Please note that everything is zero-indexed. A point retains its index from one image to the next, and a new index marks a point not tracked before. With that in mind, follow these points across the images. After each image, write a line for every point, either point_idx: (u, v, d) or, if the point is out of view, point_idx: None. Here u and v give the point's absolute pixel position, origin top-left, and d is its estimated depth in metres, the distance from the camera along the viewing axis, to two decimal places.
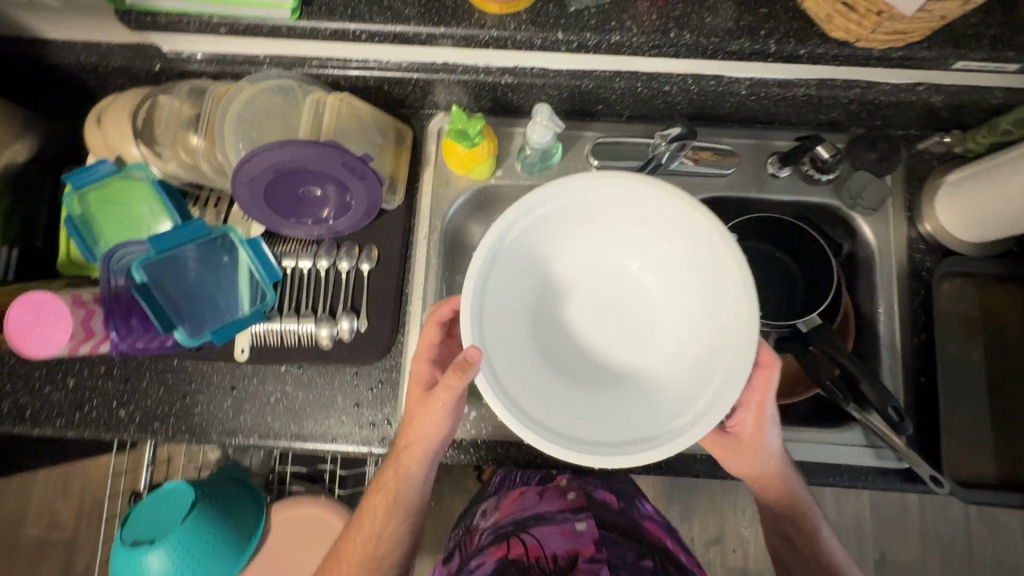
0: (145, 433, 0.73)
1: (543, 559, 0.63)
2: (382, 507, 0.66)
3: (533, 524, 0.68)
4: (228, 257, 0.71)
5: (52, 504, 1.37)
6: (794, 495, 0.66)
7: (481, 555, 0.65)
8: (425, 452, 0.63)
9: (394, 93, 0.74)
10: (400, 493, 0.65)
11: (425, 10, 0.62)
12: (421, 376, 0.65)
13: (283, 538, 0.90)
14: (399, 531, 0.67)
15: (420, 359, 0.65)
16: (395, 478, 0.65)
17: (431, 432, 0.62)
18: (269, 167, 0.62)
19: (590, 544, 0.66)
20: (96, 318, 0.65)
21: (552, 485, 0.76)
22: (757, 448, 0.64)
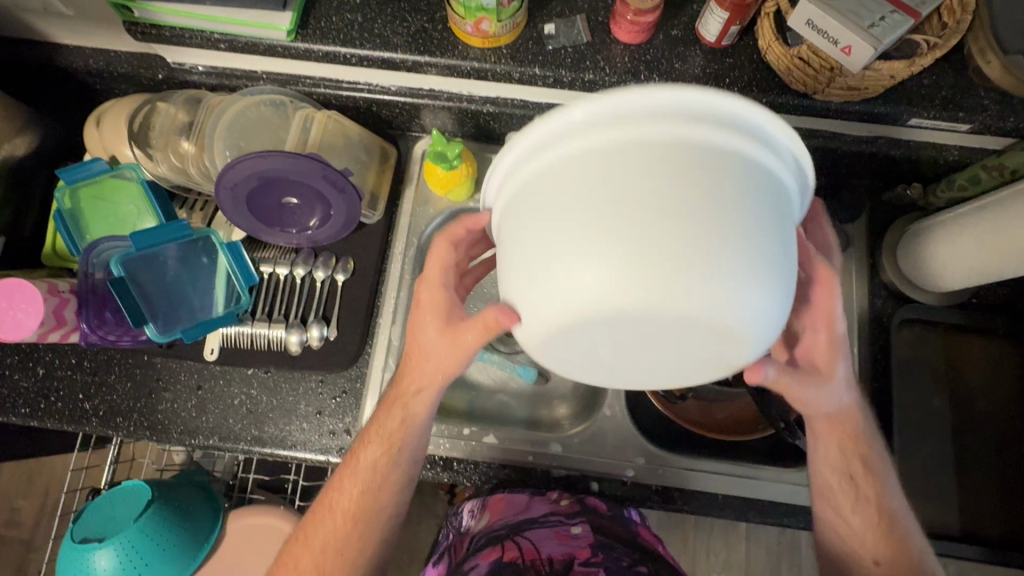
0: (107, 427, 0.74)
1: (537, 561, 0.60)
2: (376, 457, 0.60)
3: (527, 526, 0.66)
4: (207, 259, 0.74)
5: (14, 500, 1.37)
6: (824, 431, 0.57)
7: (475, 557, 0.64)
8: (427, 400, 0.58)
9: (383, 114, 0.78)
10: (404, 433, 0.60)
11: (412, 39, 0.66)
12: (433, 305, 0.55)
13: (234, 549, 0.88)
14: (394, 492, 0.61)
15: (428, 283, 0.55)
16: (396, 425, 0.60)
17: (447, 371, 0.56)
18: (252, 174, 0.65)
19: (585, 548, 0.63)
20: (69, 307, 0.67)
21: (543, 495, 0.72)
22: (834, 379, 0.55)
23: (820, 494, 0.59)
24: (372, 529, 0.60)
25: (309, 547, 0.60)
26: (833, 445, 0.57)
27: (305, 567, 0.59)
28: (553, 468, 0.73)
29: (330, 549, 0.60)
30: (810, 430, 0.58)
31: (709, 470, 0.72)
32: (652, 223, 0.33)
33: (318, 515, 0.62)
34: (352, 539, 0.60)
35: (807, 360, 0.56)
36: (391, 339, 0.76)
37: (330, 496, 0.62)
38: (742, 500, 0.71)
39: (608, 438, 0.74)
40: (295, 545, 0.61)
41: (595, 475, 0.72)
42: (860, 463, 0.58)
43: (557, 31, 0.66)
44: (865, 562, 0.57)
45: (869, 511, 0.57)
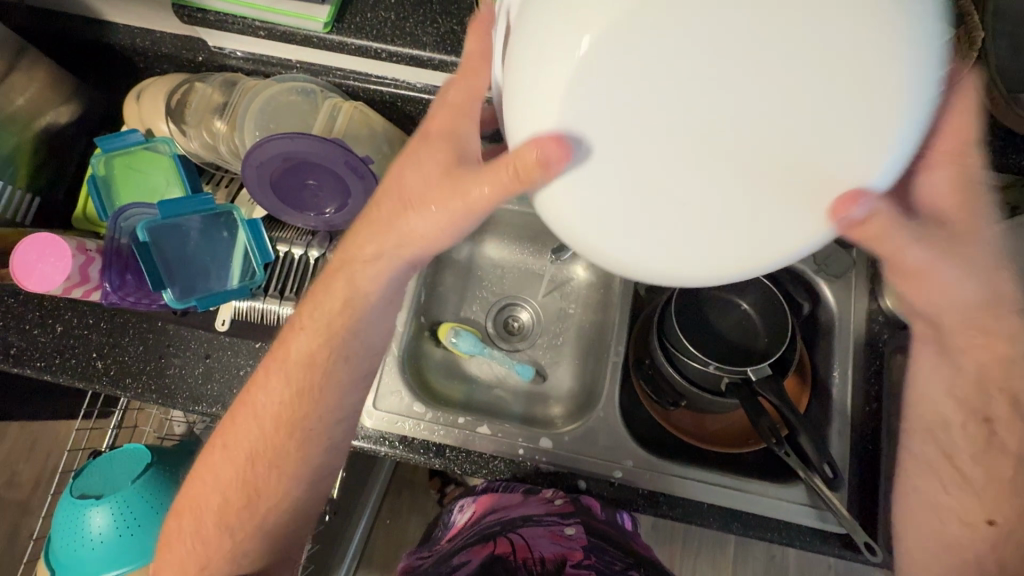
0: (116, 386, 0.76)
1: (529, 560, 0.65)
2: (311, 351, 0.57)
3: (520, 524, 0.69)
4: (229, 233, 0.77)
5: (15, 463, 1.40)
6: (1012, 352, 0.50)
7: (465, 552, 0.67)
8: (385, 273, 0.55)
9: (407, 110, 0.81)
10: (346, 325, 0.57)
11: (440, 39, 0.70)
12: (443, 144, 0.50)
13: None
14: (338, 396, 0.59)
15: (454, 114, 0.51)
16: (336, 312, 0.57)
17: (425, 234, 0.50)
18: (279, 155, 0.69)
19: (579, 550, 0.66)
20: (94, 266, 0.69)
21: (537, 495, 0.72)
22: (968, 232, 0.46)
23: (934, 428, 0.54)
24: (309, 440, 0.58)
25: (239, 449, 0.59)
26: (972, 369, 0.51)
27: (229, 473, 0.59)
28: (543, 463, 0.74)
29: (257, 459, 0.58)
30: (955, 343, 0.51)
31: (696, 478, 0.72)
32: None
33: (238, 416, 0.60)
34: (284, 447, 0.58)
35: (937, 206, 0.46)
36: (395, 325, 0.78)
37: (255, 397, 0.59)
38: (727, 511, 0.71)
39: (599, 439, 0.75)
40: (221, 443, 0.60)
41: (583, 473, 0.73)
42: (1004, 401, 0.51)
43: None
44: (978, 521, 0.51)
45: (1000, 462, 0.51)
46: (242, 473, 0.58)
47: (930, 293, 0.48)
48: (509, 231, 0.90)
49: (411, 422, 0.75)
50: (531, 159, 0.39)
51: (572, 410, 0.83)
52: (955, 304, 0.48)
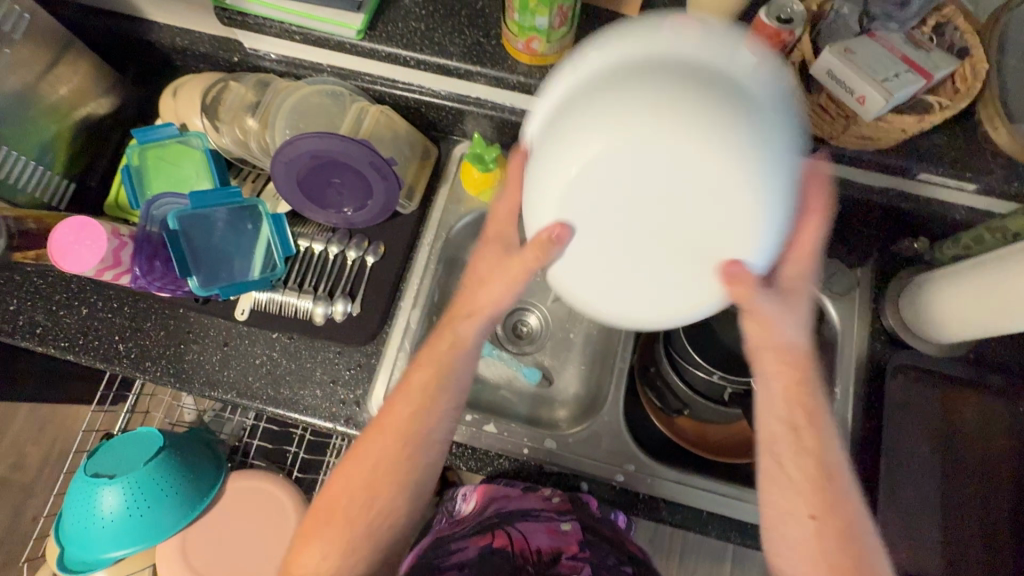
0: (136, 369, 0.79)
1: (526, 552, 0.63)
2: (426, 382, 0.59)
3: (518, 518, 0.68)
4: (252, 226, 0.80)
5: (23, 445, 1.43)
6: (810, 386, 0.53)
7: (464, 540, 0.65)
8: (476, 326, 0.59)
9: (430, 116, 0.84)
10: (448, 363, 0.59)
11: (467, 50, 0.73)
12: (497, 244, 0.61)
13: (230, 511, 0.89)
14: (442, 422, 0.59)
15: (504, 220, 0.61)
16: (444, 351, 0.59)
17: (498, 303, 0.58)
18: (306, 152, 0.72)
19: (573, 544, 0.65)
20: (126, 250, 0.71)
21: (535, 491, 0.73)
22: (795, 303, 0.55)
23: (763, 442, 0.54)
24: (421, 450, 0.59)
25: (361, 468, 0.58)
26: (781, 393, 0.54)
27: (348, 500, 0.57)
28: (547, 464, 0.75)
29: (373, 476, 0.57)
30: (761, 372, 0.55)
31: (695, 485, 0.74)
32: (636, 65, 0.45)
33: (361, 445, 0.59)
34: (403, 470, 0.58)
35: (779, 280, 0.55)
36: (409, 322, 0.80)
37: (380, 421, 0.59)
38: (723, 518, 0.73)
39: (603, 443, 0.76)
40: (344, 470, 0.59)
41: (585, 476, 0.76)
42: (804, 412, 0.53)
43: None
44: (800, 516, 0.51)
45: (809, 464, 0.52)
46: (364, 499, 0.57)
47: (764, 335, 0.54)
48: None
49: None
50: (542, 239, 0.49)
51: (577, 414, 0.84)
52: (774, 346, 0.54)
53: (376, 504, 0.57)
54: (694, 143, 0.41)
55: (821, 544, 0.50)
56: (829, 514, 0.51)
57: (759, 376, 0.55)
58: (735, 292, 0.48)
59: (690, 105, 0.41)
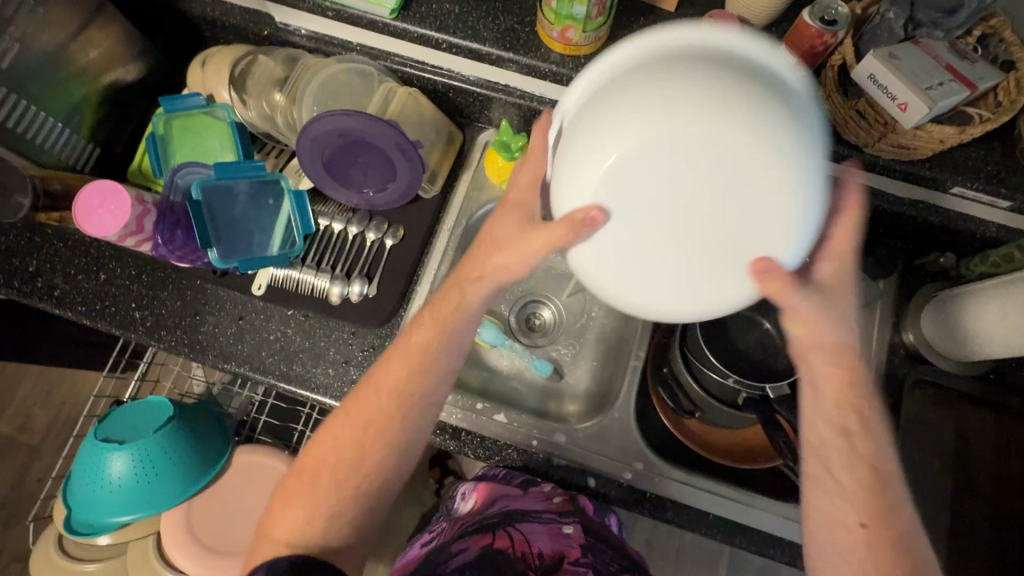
0: (151, 337, 0.79)
1: (527, 553, 0.63)
2: (428, 342, 0.57)
3: (520, 518, 0.68)
4: (274, 202, 0.79)
5: (30, 408, 1.44)
6: (861, 386, 0.51)
7: (464, 541, 0.65)
8: (485, 291, 0.55)
9: (456, 100, 0.83)
10: (456, 332, 0.58)
11: (500, 35, 0.72)
12: (517, 211, 0.55)
13: (232, 486, 0.89)
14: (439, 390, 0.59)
15: (525, 188, 0.56)
16: (450, 319, 0.57)
17: (514, 269, 0.53)
18: (334, 129, 0.72)
19: (575, 547, 0.66)
20: (149, 218, 0.71)
21: (536, 489, 0.76)
22: (838, 302, 0.51)
23: (809, 446, 0.53)
24: (413, 413, 0.58)
25: (352, 424, 0.58)
26: (832, 395, 0.51)
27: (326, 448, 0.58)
28: (554, 457, 0.75)
29: (367, 433, 0.57)
30: (807, 374, 0.52)
31: (702, 487, 0.73)
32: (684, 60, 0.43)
33: (363, 400, 0.58)
34: (392, 424, 0.57)
35: (816, 277, 0.52)
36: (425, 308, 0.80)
37: (374, 379, 0.58)
38: (729, 522, 0.73)
39: (611, 439, 0.75)
40: (334, 424, 0.59)
41: (593, 472, 0.74)
42: (857, 418, 0.51)
43: None
44: (850, 524, 0.50)
45: (859, 468, 0.50)
46: (359, 451, 0.57)
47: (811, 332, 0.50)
48: None
49: None
50: (573, 220, 0.46)
51: (587, 410, 0.84)
52: (821, 344, 0.50)
53: (362, 462, 0.57)
54: (729, 149, 0.41)
55: (868, 546, 0.49)
56: (879, 522, 0.50)
57: (805, 378, 0.52)
58: (772, 292, 0.46)
59: (727, 115, 0.41)
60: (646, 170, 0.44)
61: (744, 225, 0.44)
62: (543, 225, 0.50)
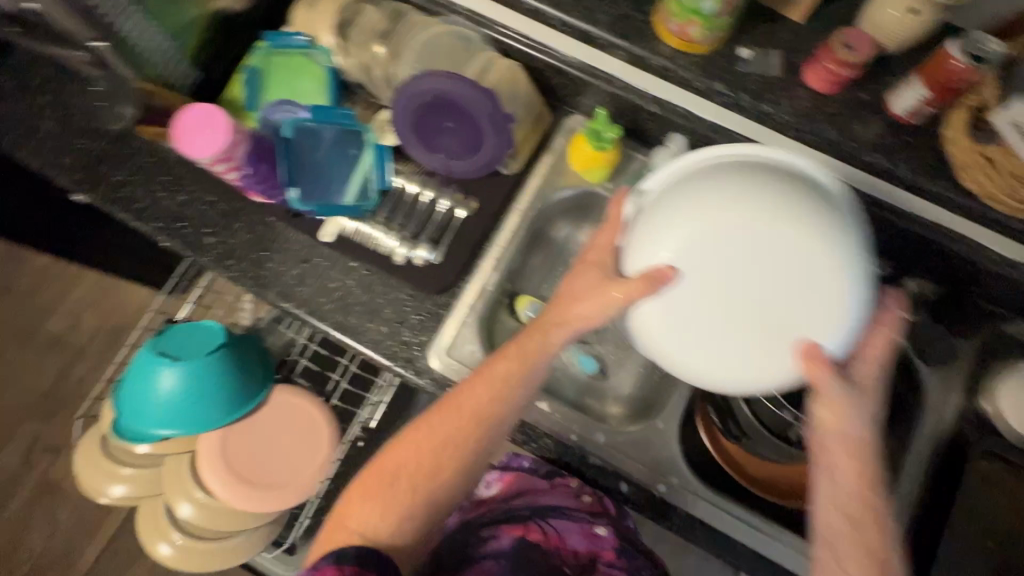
0: (218, 265, 0.81)
1: (563, 551, 0.70)
2: (509, 371, 0.59)
3: (551, 513, 0.73)
4: (355, 152, 0.80)
5: (82, 310, 1.52)
6: (875, 486, 0.52)
7: (496, 529, 0.70)
8: (569, 332, 0.60)
9: (551, 81, 0.80)
10: (531, 362, 0.60)
11: (616, 21, 0.70)
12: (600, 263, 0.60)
13: (264, 429, 0.90)
14: (514, 405, 0.60)
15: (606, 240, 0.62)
16: (533, 347, 0.60)
17: (592, 318, 0.58)
18: (431, 90, 0.72)
19: (610, 548, 0.71)
20: (241, 148, 0.70)
21: (562, 482, 0.77)
22: (867, 401, 0.54)
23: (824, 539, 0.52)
24: (488, 428, 0.59)
25: (426, 440, 0.60)
26: (842, 483, 0.52)
27: (408, 455, 0.59)
28: (590, 455, 0.73)
29: (444, 447, 0.59)
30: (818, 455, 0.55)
31: (735, 515, 0.71)
32: (733, 180, 0.53)
33: (440, 414, 0.60)
34: (472, 437, 0.59)
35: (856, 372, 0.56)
36: (485, 283, 0.80)
37: (457, 398, 0.60)
38: (754, 554, 0.71)
39: (651, 448, 0.74)
40: (438, 412, 0.60)
41: (628, 478, 0.73)
42: (868, 508, 0.52)
43: (752, 57, 0.68)
44: None
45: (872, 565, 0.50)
46: (433, 457, 0.59)
47: (835, 419, 0.53)
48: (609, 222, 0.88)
49: None
50: (647, 278, 0.54)
51: (626, 414, 0.83)
52: (838, 434, 0.53)
53: (459, 444, 0.59)
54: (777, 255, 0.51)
55: None
56: None
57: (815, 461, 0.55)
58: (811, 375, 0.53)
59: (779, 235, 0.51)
60: (709, 252, 0.53)
61: (788, 307, 0.52)
62: (619, 279, 0.57)
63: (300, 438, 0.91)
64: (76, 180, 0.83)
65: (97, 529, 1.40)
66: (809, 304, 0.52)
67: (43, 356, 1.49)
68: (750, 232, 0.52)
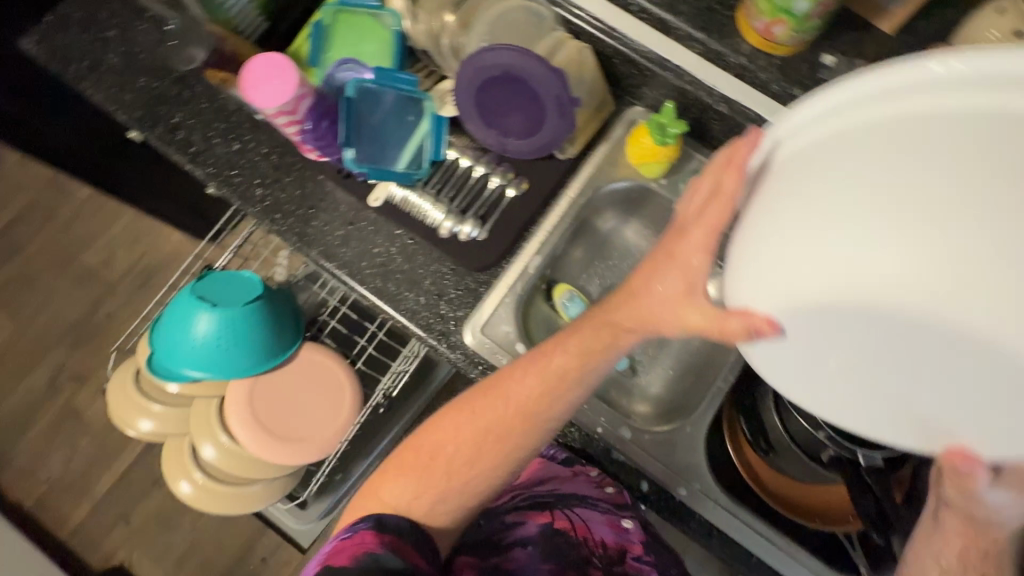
0: (265, 217, 0.81)
1: (591, 542, 0.68)
2: (568, 366, 0.59)
3: (577, 503, 0.72)
4: (413, 119, 0.79)
5: (117, 246, 1.55)
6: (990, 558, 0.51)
7: (522, 515, 0.69)
8: (635, 340, 0.56)
9: (617, 69, 0.79)
10: (597, 362, 0.58)
11: (699, 12, 0.69)
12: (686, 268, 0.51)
13: (296, 387, 0.91)
14: (560, 399, 0.59)
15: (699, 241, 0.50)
16: (597, 344, 0.57)
17: (661, 329, 0.54)
18: (501, 66, 0.71)
19: (637, 542, 0.71)
20: (305, 102, 0.71)
21: (583, 472, 0.77)
22: None
23: None
24: (537, 420, 0.59)
25: (474, 422, 0.60)
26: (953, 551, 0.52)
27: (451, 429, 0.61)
28: (614, 450, 0.73)
29: (490, 434, 0.60)
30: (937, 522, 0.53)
31: (754, 528, 0.71)
32: (910, 234, 0.32)
33: (488, 394, 0.60)
34: (517, 423, 0.59)
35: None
36: (528, 267, 0.79)
37: (507, 385, 0.60)
38: (769, 569, 0.71)
39: (677, 452, 0.73)
40: (479, 397, 0.61)
41: (651, 477, 0.73)
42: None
43: (835, 65, 0.67)
44: None
45: None
46: (477, 438, 0.60)
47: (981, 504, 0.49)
48: (657, 220, 0.86)
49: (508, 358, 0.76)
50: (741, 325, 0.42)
51: (650, 414, 0.82)
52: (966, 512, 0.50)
53: (496, 433, 0.60)
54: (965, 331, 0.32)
55: None
56: None
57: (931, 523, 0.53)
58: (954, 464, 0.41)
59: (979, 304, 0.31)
60: (842, 323, 0.36)
61: (944, 403, 0.37)
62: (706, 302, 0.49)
63: (330, 398, 0.92)
64: (135, 117, 0.84)
65: (112, 461, 1.44)
66: (983, 401, 0.35)
67: (76, 287, 1.53)
68: (916, 321, 0.33)
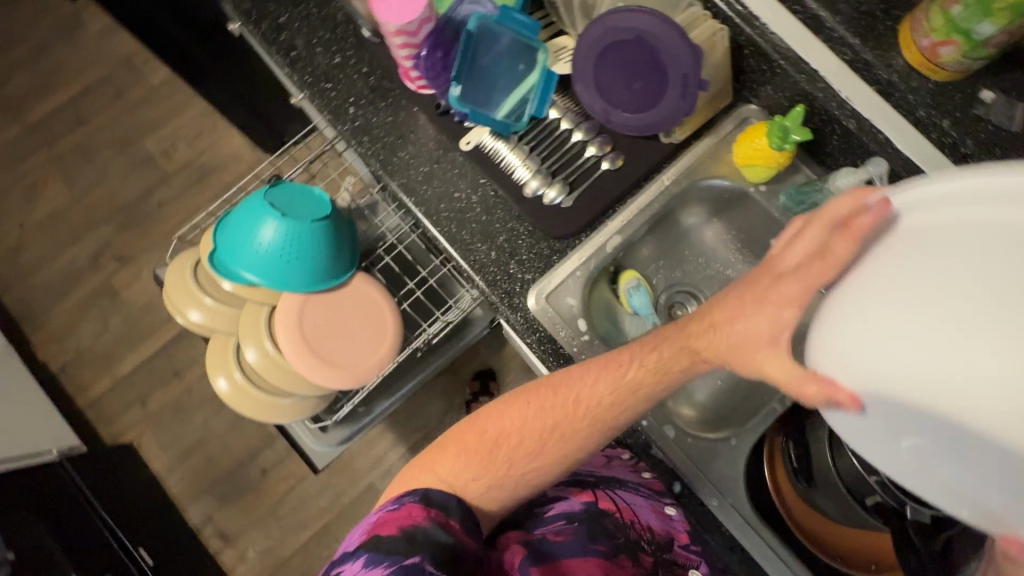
0: (354, 138, 0.80)
1: (636, 524, 0.66)
2: (641, 377, 0.59)
3: (618, 486, 0.69)
4: (524, 68, 0.76)
5: (179, 137, 1.55)
6: None
7: (563, 492, 0.68)
8: (703, 359, 0.57)
9: (745, 61, 0.74)
10: (666, 381, 0.58)
11: (858, 16, 0.66)
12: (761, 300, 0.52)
13: (348, 326, 0.91)
14: (626, 408, 0.59)
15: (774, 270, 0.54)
16: (671, 362, 0.58)
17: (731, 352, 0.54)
18: (637, 30, 0.69)
19: (682, 530, 0.69)
20: (426, 27, 0.70)
21: (619, 458, 0.75)
22: None
23: None
24: (600, 424, 0.59)
25: (535, 414, 0.60)
26: None
27: (511, 421, 0.60)
28: (653, 446, 0.73)
29: (554, 427, 0.59)
30: None
31: (779, 555, 0.69)
32: (987, 324, 0.31)
33: (557, 393, 0.60)
34: (579, 424, 0.59)
35: None
36: (605, 245, 0.77)
37: (577, 385, 0.60)
38: None
39: (716, 462, 0.72)
40: (547, 393, 0.60)
41: (682, 478, 0.72)
42: None
43: (992, 102, 0.63)
44: None
45: None
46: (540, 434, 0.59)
47: None
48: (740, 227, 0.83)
49: (566, 331, 0.74)
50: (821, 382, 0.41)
51: (690, 419, 0.81)
52: None
53: (562, 431, 0.59)
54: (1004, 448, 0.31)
55: None
56: None
57: None
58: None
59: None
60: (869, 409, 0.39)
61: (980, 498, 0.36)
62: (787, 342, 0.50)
63: (376, 341, 0.92)
64: (243, 8, 0.82)
65: (139, 343, 1.47)
66: None
67: (134, 168, 1.54)
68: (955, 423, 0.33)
